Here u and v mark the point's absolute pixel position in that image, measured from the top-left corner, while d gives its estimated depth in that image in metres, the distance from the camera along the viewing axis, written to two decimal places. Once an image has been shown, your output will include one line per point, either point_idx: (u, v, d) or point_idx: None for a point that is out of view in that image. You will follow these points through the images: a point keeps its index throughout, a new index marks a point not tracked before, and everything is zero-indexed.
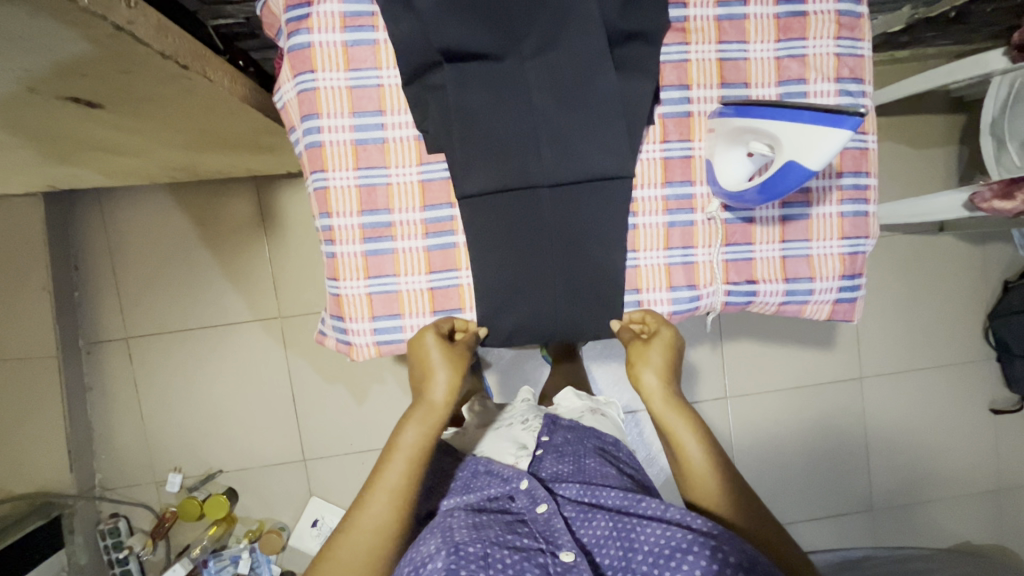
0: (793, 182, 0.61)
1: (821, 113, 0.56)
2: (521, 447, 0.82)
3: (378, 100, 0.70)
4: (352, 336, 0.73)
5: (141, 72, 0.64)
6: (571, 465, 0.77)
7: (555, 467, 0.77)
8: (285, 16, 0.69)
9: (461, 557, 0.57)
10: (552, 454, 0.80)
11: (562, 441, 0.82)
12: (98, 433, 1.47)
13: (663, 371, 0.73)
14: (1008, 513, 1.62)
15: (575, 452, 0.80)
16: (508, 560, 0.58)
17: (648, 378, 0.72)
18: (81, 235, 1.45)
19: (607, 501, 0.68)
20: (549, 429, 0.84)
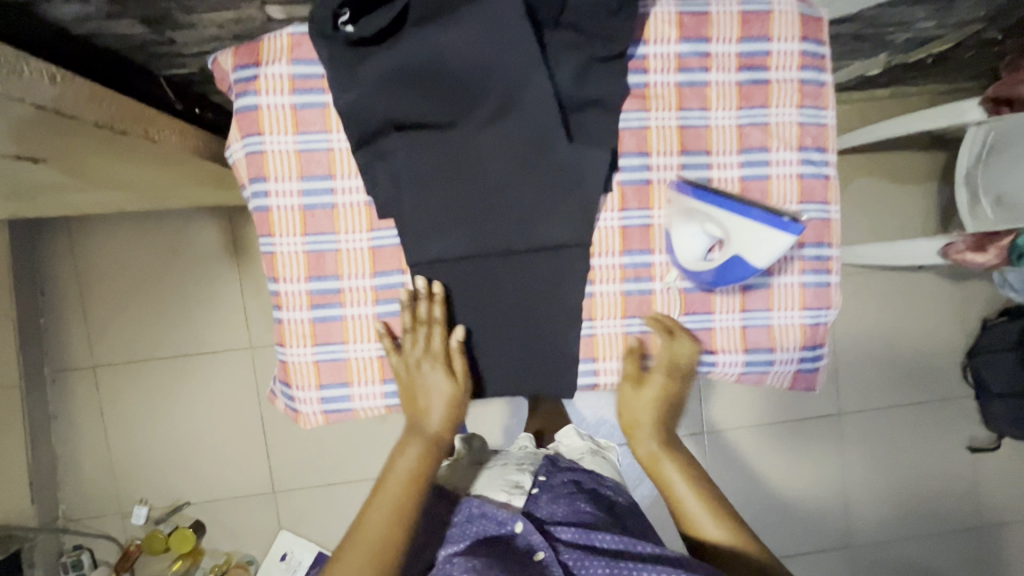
0: (739, 272, 0.63)
1: (769, 214, 0.58)
2: (516, 486, 0.77)
3: (327, 164, 0.68)
4: (299, 404, 0.71)
5: (76, 139, 0.62)
6: (565, 507, 0.73)
7: (550, 507, 0.73)
8: (233, 75, 0.67)
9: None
10: (547, 494, 0.75)
11: (559, 482, 0.78)
12: (63, 463, 1.44)
13: (652, 405, 0.74)
14: (985, 552, 1.61)
15: (569, 493, 0.75)
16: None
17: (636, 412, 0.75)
18: (48, 260, 1.42)
19: (603, 542, 0.64)
20: (546, 470, 0.81)
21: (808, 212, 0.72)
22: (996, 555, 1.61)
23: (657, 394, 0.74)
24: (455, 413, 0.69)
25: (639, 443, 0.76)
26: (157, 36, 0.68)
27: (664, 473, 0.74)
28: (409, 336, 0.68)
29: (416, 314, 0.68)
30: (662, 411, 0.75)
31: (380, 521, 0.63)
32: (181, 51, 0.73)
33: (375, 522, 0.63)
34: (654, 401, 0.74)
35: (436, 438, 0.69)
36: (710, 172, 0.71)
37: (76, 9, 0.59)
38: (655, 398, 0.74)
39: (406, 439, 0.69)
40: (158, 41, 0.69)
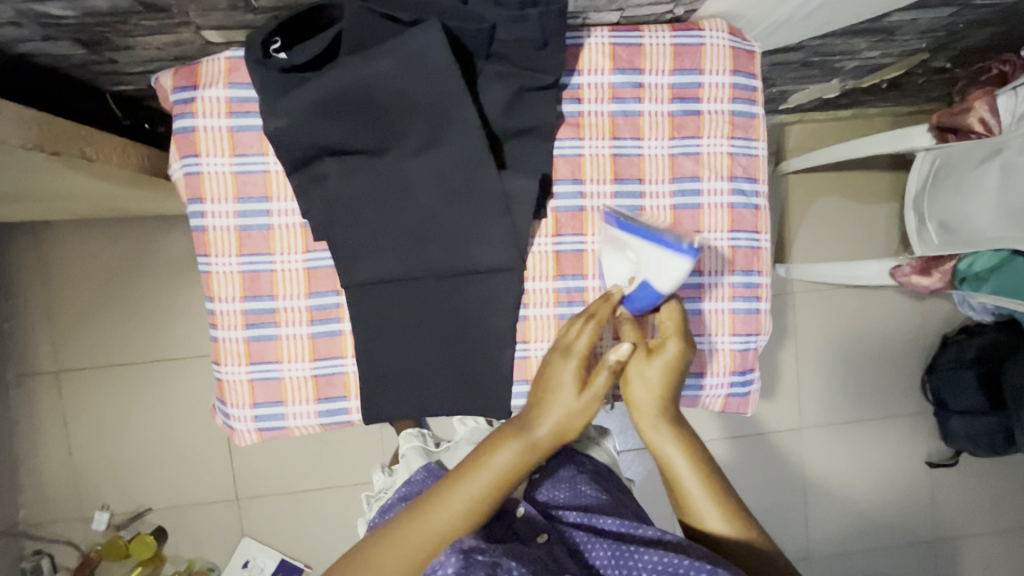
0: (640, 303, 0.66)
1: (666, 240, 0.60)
2: None
3: (263, 186, 0.68)
4: (233, 422, 0.72)
5: (9, 161, 0.62)
6: (567, 493, 0.74)
7: (552, 493, 0.74)
8: (172, 97, 0.68)
9: (471, 564, 0.53)
10: (548, 481, 0.77)
11: (560, 468, 0.79)
12: (24, 467, 1.44)
13: (663, 384, 0.64)
14: (938, 564, 1.64)
15: (571, 478, 0.77)
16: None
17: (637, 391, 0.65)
18: (14, 266, 1.42)
19: (606, 525, 0.66)
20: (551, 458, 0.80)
21: (739, 240, 0.73)
22: (950, 568, 1.64)
23: (669, 365, 0.64)
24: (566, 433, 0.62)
25: (642, 416, 0.65)
26: (97, 56, 0.69)
27: (667, 458, 0.65)
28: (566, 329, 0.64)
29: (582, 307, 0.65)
30: (671, 387, 0.65)
31: (453, 519, 0.58)
32: (124, 70, 0.74)
33: (441, 519, 0.58)
34: (666, 374, 0.64)
35: (535, 446, 0.61)
36: (643, 200, 0.72)
37: (10, 31, 0.61)
38: (666, 372, 0.64)
39: (501, 435, 0.62)
40: (99, 61, 0.70)
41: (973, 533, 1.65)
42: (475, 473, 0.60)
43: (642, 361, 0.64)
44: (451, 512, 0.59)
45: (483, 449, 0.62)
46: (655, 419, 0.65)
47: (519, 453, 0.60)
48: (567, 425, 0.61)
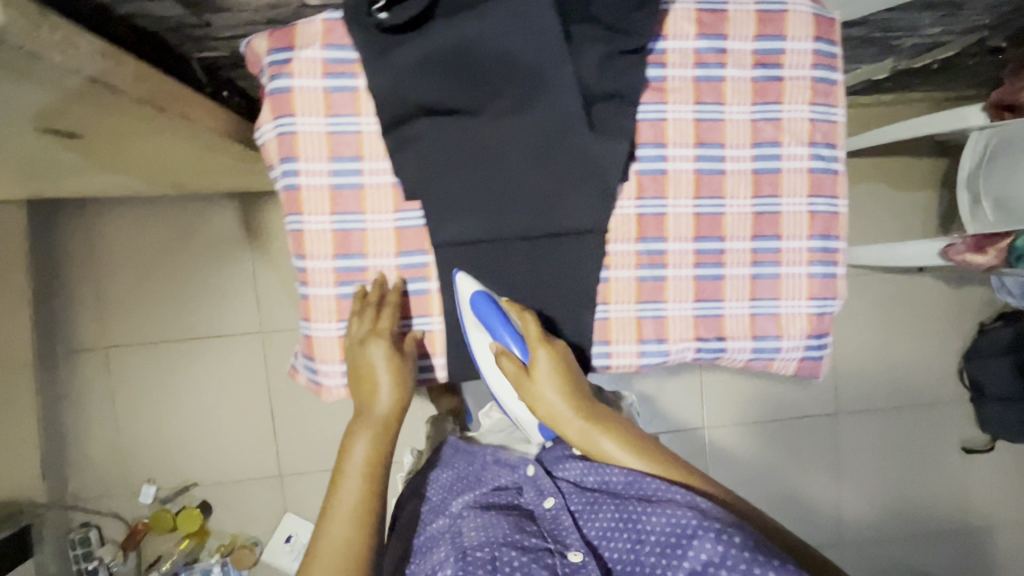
0: (520, 345, 0.70)
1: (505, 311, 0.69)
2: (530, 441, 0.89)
3: (356, 146, 0.70)
4: (323, 377, 0.74)
5: (118, 115, 0.63)
6: (579, 440, 0.79)
7: (564, 450, 0.79)
8: (267, 58, 0.70)
9: (469, 563, 0.63)
10: (561, 437, 0.81)
11: (570, 426, 0.83)
12: (70, 442, 1.44)
13: (561, 385, 0.69)
14: (976, 552, 1.63)
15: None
16: (515, 563, 0.63)
17: (555, 405, 0.69)
18: (60, 241, 1.42)
19: (612, 478, 0.69)
20: None
21: (817, 206, 0.75)
22: (987, 556, 1.63)
23: (554, 371, 0.69)
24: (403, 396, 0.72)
25: (569, 431, 0.70)
26: (195, 19, 0.71)
27: (611, 460, 0.70)
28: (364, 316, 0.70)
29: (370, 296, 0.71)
30: (574, 389, 0.70)
31: (357, 481, 0.68)
32: (215, 34, 0.75)
33: (350, 491, 0.67)
34: (556, 381, 0.69)
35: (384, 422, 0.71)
36: (724, 165, 0.74)
37: None
38: (556, 377, 0.69)
39: (356, 429, 0.70)
40: (196, 23, 0.72)
41: (1008, 521, 1.64)
42: (349, 472, 0.68)
43: (528, 384, 0.69)
44: (350, 492, 0.67)
45: (346, 440, 0.70)
46: (582, 429, 0.70)
47: (371, 436, 0.70)
48: (399, 394, 0.71)
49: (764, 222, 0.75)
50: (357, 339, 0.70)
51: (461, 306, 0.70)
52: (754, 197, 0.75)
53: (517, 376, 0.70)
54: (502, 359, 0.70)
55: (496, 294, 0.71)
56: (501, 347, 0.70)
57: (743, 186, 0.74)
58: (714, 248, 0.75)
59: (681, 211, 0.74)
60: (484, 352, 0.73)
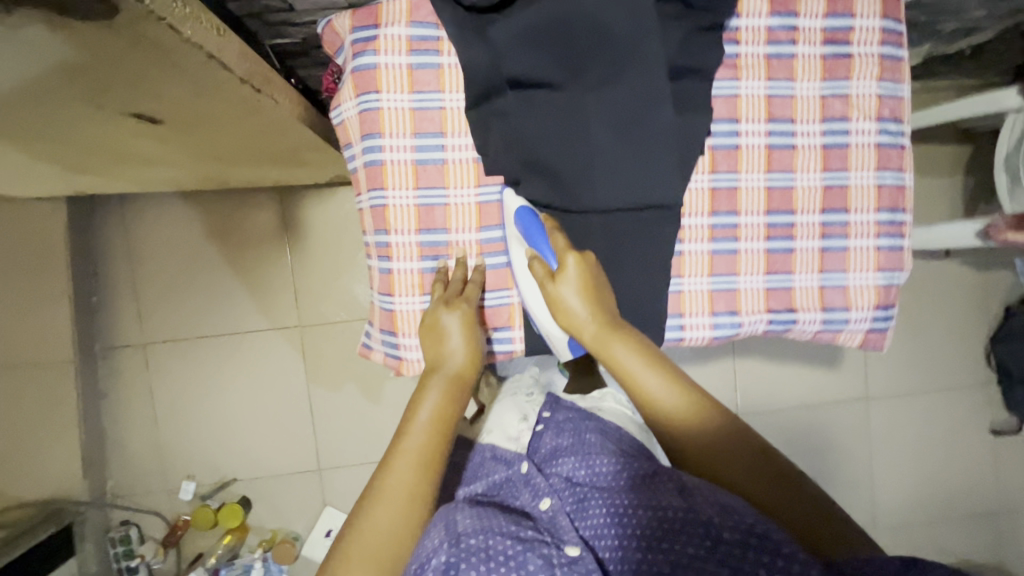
0: (549, 250, 0.69)
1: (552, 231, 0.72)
2: (523, 420, 0.85)
3: (440, 123, 0.71)
4: (404, 351, 0.75)
5: (216, 95, 0.64)
6: (571, 437, 0.74)
7: (555, 440, 0.75)
8: (351, 37, 0.71)
9: (463, 551, 0.53)
10: (552, 430, 0.77)
11: (563, 418, 0.79)
12: (111, 439, 1.46)
13: (584, 292, 0.67)
14: (1008, 535, 1.64)
15: (575, 428, 0.76)
16: (510, 552, 0.53)
17: (576, 311, 0.66)
18: (103, 240, 1.44)
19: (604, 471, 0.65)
20: (550, 407, 0.82)
21: (884, 179, 0.78)
22: (1018, 538, 1.64)
23: (582, 282, 0.67)
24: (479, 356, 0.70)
25: (584, 334, 0.66)
26: (280, 2, 0.72)
27: (623, 366, 0.62)
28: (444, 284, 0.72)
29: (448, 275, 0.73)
30: (600, 301, 0.67)
31: (423, 436, 0.60)
32: (295, 19, 0.77)
33: (418, 445, 0.59)
34: (581, 287, 0.67)
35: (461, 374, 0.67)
36: (795, 139, 0.76)
37: None
38: (581, 284, 0.67)
39: (424, 380, 0.66)
40: (280, 7, 0.73)
41: None
42: (416, 424, 0.61)
43: (552, 287, 0.67)
44: (416, 445, 0.59)
45: (416, 397, 0.64)
46: (596, 333, 0.65)
47: (447, 386, 0.65)
48: (472, 345, 0.69)
49: (834, 196, 0.77)
50: (441, 302, 0.71)
51: (507, 216, 0.72)
52: (824, 170, 0.77)
53: (544, 279, 0.68)
54: (533, 264, 0.69)
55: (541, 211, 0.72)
56: (535, 253, 0.70)
57: (814, 160, 0.76)
58: (785, 222, 0.77)
59: (753, 185, 0.76)
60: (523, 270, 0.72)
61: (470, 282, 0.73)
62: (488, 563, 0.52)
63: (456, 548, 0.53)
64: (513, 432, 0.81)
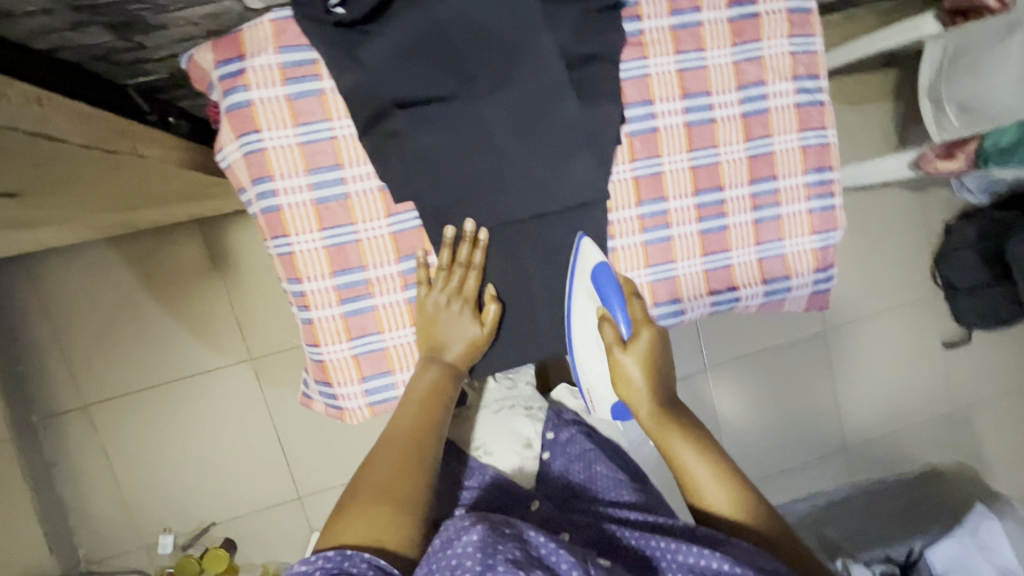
0: (626, 320, 0.68)
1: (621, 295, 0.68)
2: (527, 447, 0.84)
3: (333, 154, 0.65)
4: (343, 401, 0.71)
5: (65, 166, 0.56)
6: (583, 472, 0.78)
7: (565, 473, 0.79)
8: (216, 73, 0.63)
9: (502, 536, 0.49)
10: (562, 458, 0.81)
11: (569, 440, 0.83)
12: (73, 507, 1.39)
13: (646, 369, 0.67)
14: (969, 437, 1.71)
15: (584, 456, 0.80)
16: (541, 549, 0.49)
17: (634, 385, 0.67)
18: (15, 305, 1.33)
19: (627, 517, 0.65)
20: (554, 425, 0.85)
21: (808, 139, 0.76)
22: (978, 438, 1.71)
23: (645, 357, 0.67)
24: (475, 352, 0.70)
25: (638, 414, 0.67)
26: (125, 41, 0.64)
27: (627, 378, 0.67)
28: (445, 276, 0.68)
29: (455, 255, 0.68)
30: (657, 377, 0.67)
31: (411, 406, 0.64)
32: (150, 56, 0.69)
33: (402, 418, 0.63)
34: (645, 367, 0.67)
35: (456, 369, 0.69)
36: (713, 112, 0.73)
37: (39, 21, 0.55)
38: (644, 365, 0.67)
39: (423, 361, 0.69)
40: (127, 47, 0.65)
41: (994, 403, 1.72)
42: (409, 396, 0.66)
43: (618, 356, 0.67)
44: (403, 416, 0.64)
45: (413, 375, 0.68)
46: (652, 415, 0.67)
47: (439, 378, 0.67)
48: (477, 336, 0.69)
49: (760, 165, 0.75)
50: (443, 300, 0.68)
51: (580, 276, 0.69)
52: (746, 140, 0.74)
53: (612, 344, 0.67)
54: (604, 326, 0.68)
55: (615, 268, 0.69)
56: (606, 312, 0.68)
57: (734, 132, 0.74)
58: (715, 199, 0.74)
59: (677, 166, 0.73)
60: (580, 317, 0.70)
61: (473, 270, 0.68)
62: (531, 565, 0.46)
63: (493, 531, 0.49)
64: (513, 461, 0.82)
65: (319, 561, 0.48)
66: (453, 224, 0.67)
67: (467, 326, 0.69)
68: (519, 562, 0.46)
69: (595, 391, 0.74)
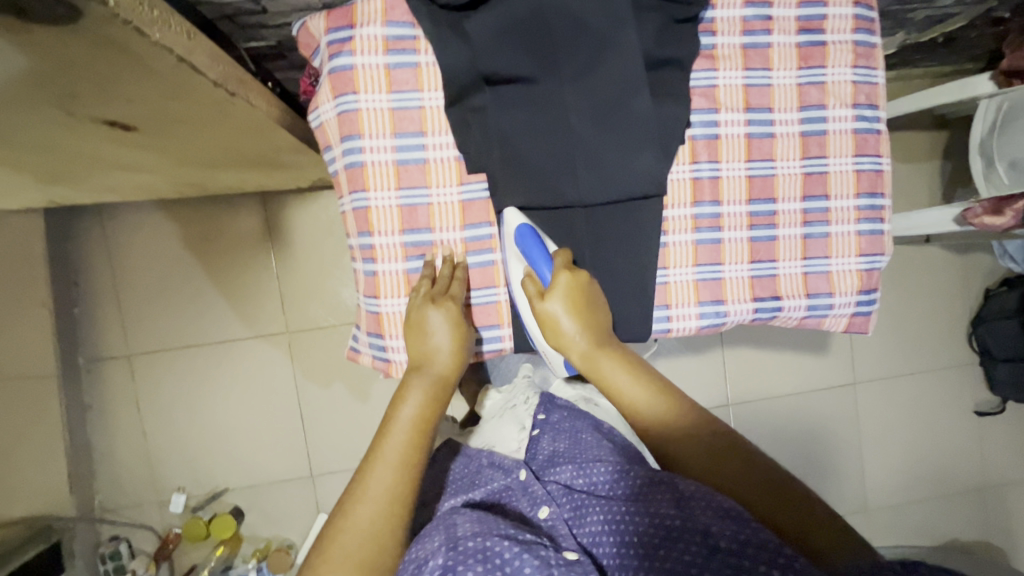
0: (547, 269, 0.70)
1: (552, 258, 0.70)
2: (522, 429, 0.87)
3: (419, 122, 0.71)
4: (391, 353, 0.75)
5: (187, 97, 0.63)
6: (567, 442, 0.77)
7: (554, 446, 0.78)
8: (326, 38, 0.70)
9: (461, 553, 0.53)
10: (549, 435, 0.80)
11: (560, 421, 0.83)
12: (98, 453, 1.43)
13: (574, 310, 0.68)
14: (994, 514, 1.64)
15: (572, 429, 0.81)
16: (507, 555, 0.53)
17: (563, 326, 0.68)
18: (82, 251, 1.42)
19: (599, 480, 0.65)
20: (546, 408, 0.86)
21: (862, 164, 0.79)
22: (1006, 516, 1.64)
23: (573, 298, 0.68)
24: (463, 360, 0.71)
25: (573, 353, 0.69)
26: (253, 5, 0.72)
27: (614, 387, 0.66)
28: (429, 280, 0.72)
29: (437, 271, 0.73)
30: (589, 315, 0.69)
31: (402, 437, 0.62)
32: (269, 22, 0.77)
33: (395, 446, 0.61)
34: (574, 304, 0.68)
35: (441, 380, 0.68)
36: (774, 128, 0.77)
37: None
38: (570, 301, 0.68)
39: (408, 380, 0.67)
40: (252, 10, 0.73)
41: None
42: (398, 423, 0.63)
43: (543, 306, 0.68)
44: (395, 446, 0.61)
45: (397, 396, 0.66)
46: (586, 351, 0.68)
47: (426, 390, 0.66)
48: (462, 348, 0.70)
49: (813, 182, 0.78)
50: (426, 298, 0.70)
51: (507, 240, 0.72)
52: (803, 158, 0.78)
53: (534, 298, 0.69)
54: (526, 282, 0.70)
55: (539, 229, 0.72)
56: (530, 271, 0.71)
57: (793, 149, 0.78)
58: (767, 210, 0.78)
59: (734, 173, 0.77)
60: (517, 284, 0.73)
61: (455, 276, 0.73)
62: (489, 564, 0.52)
63: (455, 552, 0.54)
64: (513, 445, 0.85)
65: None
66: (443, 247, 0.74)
67: (464, 322, 0.71)
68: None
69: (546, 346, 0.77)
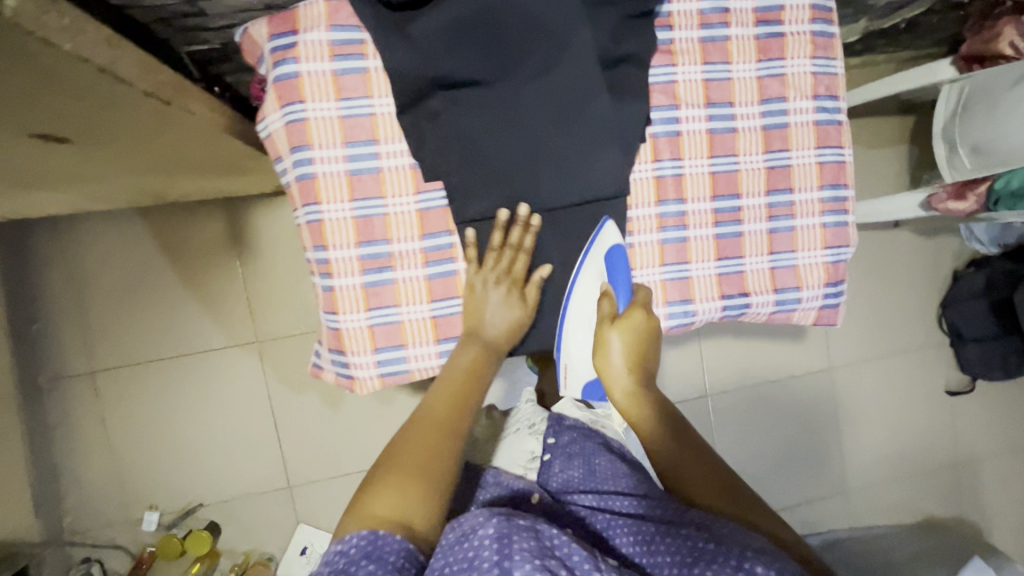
0: (624, 297, 0.73)
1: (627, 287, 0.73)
2: (531, 458, 0.83)
3: (371, 129, 0.69)
4: (354, 370, 0.72)
5: (120, 107, 0.60)
6: (582, 468, 0.76)
7: (566, 472, 0.76)
8: (269, 44, 0.67)
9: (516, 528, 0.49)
10: (561, 458, 0.79)
11: (569, 441, 0.81)
12: (63, 475, 1.38)
13: (631, 350, 0.71)
14: (967, 489, 1.68)
15: (583, 453, 0.79)
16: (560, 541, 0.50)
17: (612, 360, 0.71)
18: (36, 266, 1.36)
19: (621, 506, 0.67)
20: (554, 430, 0.83)
21: (825, 156, 0.78)
22: (978, 492, 1.68)
23: (635, 335, 0.71)
24: (514, 336, 0.72)
25: (615, 388, 0.71)
26: (190, 6, 0.68)
27: (643, 427, 0.68)
28: (495, 255, 0.70)
29: (505, 237, 0.70)
30: (642, 355, 0.72)
31: (449, 399, 0.63)
32: (209, 24, 0.73)
33: (441, 404, 0.63)
34: (636, 340, 0.71)
35: (495, 349, 0.70)
36: (735, 123, 0.76)
37: None
38: (632, 338, 0.71)
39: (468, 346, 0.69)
40: (188, 12, 0.69)
41: (995, 457, 1.70)
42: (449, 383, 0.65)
43: (608, 329, 0.71)
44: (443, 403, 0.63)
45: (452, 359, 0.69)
46: (629, 390, 0.70)
47: (482, 357, 0.68)
48: (517, 325, 0.72)
49: (777, 177, 0.77)
50: (490, 279, 0.70)
51: (598, 245, 0.71)
52: (765, 152, 0.77)
53: (604, 317, 0.72)
54: (602, 300, 0.72)
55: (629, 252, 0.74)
56: (609, 289, 0.72)
57: (754, 144, 0.77)
58: (732, 206, 0.77)
59: (697, 170, 0.76)
60: (587, 283, 0.72)
61: (519, 249, 0.71)
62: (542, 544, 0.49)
63: (508, 522, 0.50)
64: (517, 473, 0.81)
65: (354, 540, 0.49)
66: (506, 208, 0.69)
67: (519, 307, 0.72)
68: (535, 551, 0.47)
69: (572, 368, 0.76)
